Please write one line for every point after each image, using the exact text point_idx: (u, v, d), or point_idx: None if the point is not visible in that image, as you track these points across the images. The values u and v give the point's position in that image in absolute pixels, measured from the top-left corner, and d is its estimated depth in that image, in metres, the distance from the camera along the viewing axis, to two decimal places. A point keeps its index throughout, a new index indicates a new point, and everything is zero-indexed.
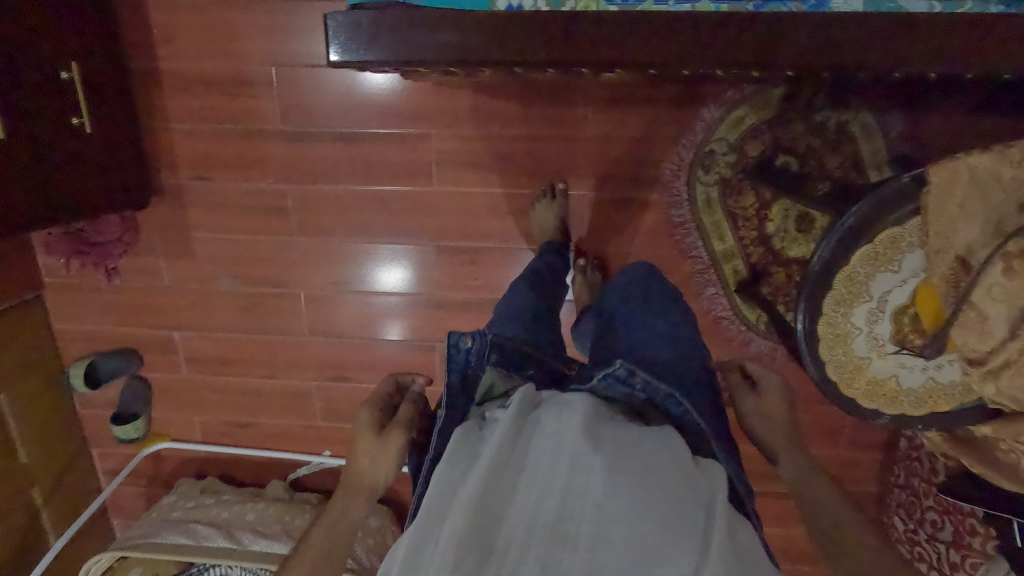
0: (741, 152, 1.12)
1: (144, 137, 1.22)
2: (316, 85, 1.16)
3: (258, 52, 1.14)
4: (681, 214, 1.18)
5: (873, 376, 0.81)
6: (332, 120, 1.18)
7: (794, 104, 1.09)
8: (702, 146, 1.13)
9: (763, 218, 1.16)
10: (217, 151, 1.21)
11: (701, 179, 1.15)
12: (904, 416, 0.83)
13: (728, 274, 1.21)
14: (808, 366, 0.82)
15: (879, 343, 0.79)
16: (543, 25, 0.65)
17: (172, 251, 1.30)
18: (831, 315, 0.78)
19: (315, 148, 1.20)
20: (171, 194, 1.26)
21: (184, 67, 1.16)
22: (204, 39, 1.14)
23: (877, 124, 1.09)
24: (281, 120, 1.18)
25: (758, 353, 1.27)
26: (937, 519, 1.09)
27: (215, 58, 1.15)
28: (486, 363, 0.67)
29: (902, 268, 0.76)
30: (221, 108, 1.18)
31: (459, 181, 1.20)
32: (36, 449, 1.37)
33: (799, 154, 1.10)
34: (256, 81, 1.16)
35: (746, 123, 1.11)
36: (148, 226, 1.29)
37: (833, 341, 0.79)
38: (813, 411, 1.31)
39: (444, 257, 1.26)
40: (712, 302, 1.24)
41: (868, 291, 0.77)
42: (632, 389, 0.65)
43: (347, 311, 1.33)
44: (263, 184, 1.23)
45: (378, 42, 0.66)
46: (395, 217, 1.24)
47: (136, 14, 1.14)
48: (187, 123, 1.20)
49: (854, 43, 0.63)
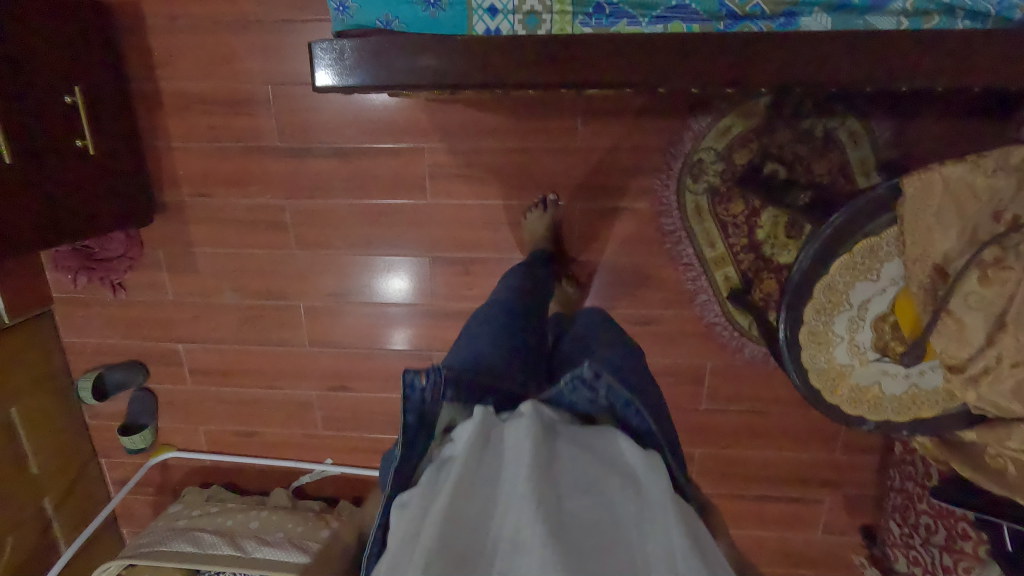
0: (729, 160, 1.14)
1: (147, 156, 1.25)
2: (312, 103, 1.19)
3: (255, 72, 1.18)
4: (671, 223, 1.20)
5: (856, 383, 0.81)
6: (328, 136, 1.21)
7: (781, 112, 1.10)
8: (691, 154, 1.15)
9: (753, 225, 1.17)
10: (217, 168, 1.25)
11: (691, 189, 1.17)
12: (888, 422, 0.84)
13: (720, 281, 1.22)
14: (790, 373, 0.83)
15: (861, 351, 0.80)
16: (520, 49, 0.67)
17: (176, 265, 1.34)
18: (811, 323, 0.79)
19: (312, 163, 1.23)
20: (173, 210, 1.29)
21: (184, 88, 1.20)
22: (203, 60, 1.18)
23: (864, 131, 1.10)
24: (278, 137, 1.21)
25: (751, 358, 1.28)
26: (931, 524, 1.09)
27: (214, 78, 1.19)
28: (443, 400, 0.58)
29: (881, 277, 0.76)
30: (220, 126, 1.22)
31: (452, 193, 1.22)
32: (47, 459, 1.41)
33: (787, 162, 1.11)
34: (254, 99, 1.19)
35: (734, 132, 1.13)
36: (152, 241, 1.32)
37: (815, 348, 0.80)
38: (809, 415, 1.32)
39: (440, 267, 1.28)
40: (704, 308, 1.25)
41: (847, 299, 0.78)
42: (596, 397, 0.60)
43: (347, 321, 1.35)
44: (262, 199, 1.26)
45: (357, 71, 0.69)
46: (390, 230, 1.26)
47: (137, 37, 1.17)
48: (188, 142, 1.23)
49: (820, 64, 0.65)
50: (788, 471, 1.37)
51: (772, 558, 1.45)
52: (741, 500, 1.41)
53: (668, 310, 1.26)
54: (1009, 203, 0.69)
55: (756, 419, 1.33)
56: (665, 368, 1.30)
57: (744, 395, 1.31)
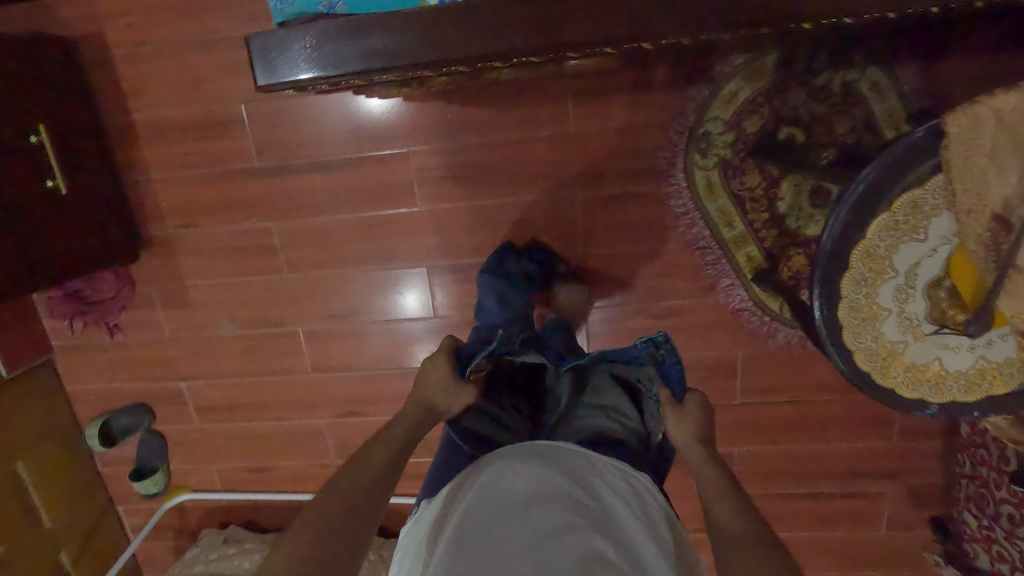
0: (739, 129, 1.04)
1: (128, 191, 1.21)
2: (287, 118, 1.13)
3: (227, 91, 1.12)
4: (682, 204, 1.10)
5: (912, 361, 0.70)
6: (307, 150, 1.15)
7: (791, 69, 1.00)
8: (696, 127, 1.05)
9: (772, 197, 1.07)
10: (199, 197, 1.20)
11: (700, 165, 1.07)
12: (955, 404, 0.72)
13: (742, 262, 1.11)
14: (833, 357, 0.72)
15: (914, 324, 0.69)
16: (479, 16, 0.58)
17: (169, 301, 1.29)
18: (851, 298, 0.69)
19: (294, 180, 1.17)
20: (160, 245, 1.24)
21: (156, 116, 1.15)
22: (173, 86, 1.13)
23: (889, 80, 0.98)
24: (258, 157, 1.16)
25: (787, 344, 1.16)
26: (1015, 513, 0.94)
27: (186, 103, 1.14)
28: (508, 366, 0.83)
29: (929, 235, 0.65)
30: (198, 152, 1.17)
31: (444, 197, 1.15)
32: (59, 512, 1.37)
33: (802, 124, 1.01)
34: (229, 120, 1.14)
35: (741, 98, 1.02)
36: (142, 279, 1.28)
37: (859, 326, 0.70)
38: (857, 401, 1.20)
39: (439, 277, 1.21)
40: (728, 295, 1.14)
41: (892, 265, 0.67)
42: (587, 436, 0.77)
43: (350, 344, 1.28)
44: (249, 224, 1.21)
45: (286, 63, 0.61)
46: (385, 243, 1.19)
47: (104, 69, 1.13)
48: (167, 172, 1.19)
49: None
50: (839, 464, 1.25)
51: (831, 560, 1.33)
52: (790, 500, 1.29)
53: (688, 299, 1.15)
54: None
55: (799, 410, 1.22)
56: (691, 362, 1.20)
57: (782, 385, 1.20)
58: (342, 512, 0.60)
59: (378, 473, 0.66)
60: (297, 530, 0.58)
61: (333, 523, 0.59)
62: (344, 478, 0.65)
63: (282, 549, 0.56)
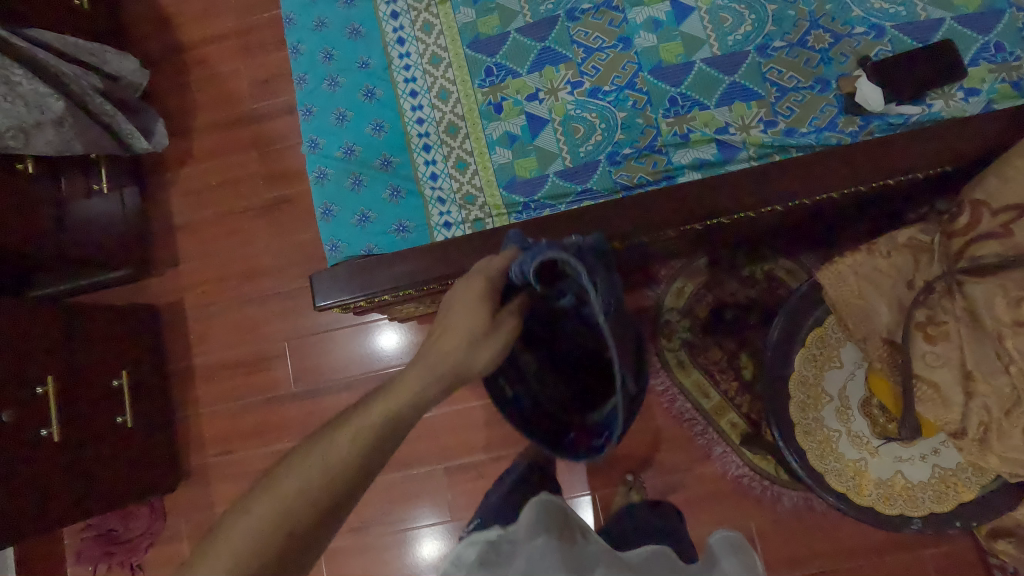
0: (692, 315, 1.25)
1: (179, 427, 1.37)
2: (321, 348, 1.36)
3: (275, 333, 1.37)
4: (661, 382, 1.25)
5: (877, 476, 0.79)
6: (331, 372, 1.35)
7: (722, 265, 1.25)
8: (658, 317, 1.26)
9: (738, 367, 1.23)
10: (240, 424, 1.36)
11: (667, 347, 1.26)
12: (936, 515, 0.78)
13: (728, 429, 1.22)
14: (811, 484, 0.80)
15: (864, 441, 0.81)
16: (474, 242, 0.82)
17: (197, 532, 1.33)
18: (803, 423, 0.81)
19: (324, 400, 1.34)
20: (198, 474, 1.35)
21: (215, 359, 1.38)
22: (230, 333, 1.39)
23: (797, 267, 1.21)
24: (295, 383, 1.35)
25: (795, 507, 1.19)
26: None
27: (240, 346, 1.38)
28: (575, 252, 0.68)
29: (844, 361, 0.82)
30: (245, 384, 1.37)
31: (454, 399, 1.31)
32: None
33: (741, 307, 1.23)
34: (274, 355, 1.37)
35: (687, 290, 1.26)
36: (175, 511, 1.35)
37: (821, 450, 0.80)
38: (888, 564, 1.17)
39: (453, 476, 1.29)
40: (723, 462, 1.22)
41: (825, 391, 0.82)
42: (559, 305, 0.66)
43: (369, 558, 1.29)
44: (281, 444, 1.34)
45: (333, 288, 0.84)
46: (403, 448, 1.31)
47: (177, 326, 1.40)
48: (216, 405, 1.37)
49: (692, 193, 0.80)
50: None
51: None
52: None
53: (689, 471, 1.23)
54: (914, 273, 0.80)
55: None
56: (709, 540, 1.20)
57: (806, 554, 1.19)
58: (297, 509, 0.51)
59: (351, 472, 0.53)
60: (219, 548, 0.50)
61: (252, 545, 0.50)
62: (299, 461, 0.54)
63: (211, 555, 0.50)
